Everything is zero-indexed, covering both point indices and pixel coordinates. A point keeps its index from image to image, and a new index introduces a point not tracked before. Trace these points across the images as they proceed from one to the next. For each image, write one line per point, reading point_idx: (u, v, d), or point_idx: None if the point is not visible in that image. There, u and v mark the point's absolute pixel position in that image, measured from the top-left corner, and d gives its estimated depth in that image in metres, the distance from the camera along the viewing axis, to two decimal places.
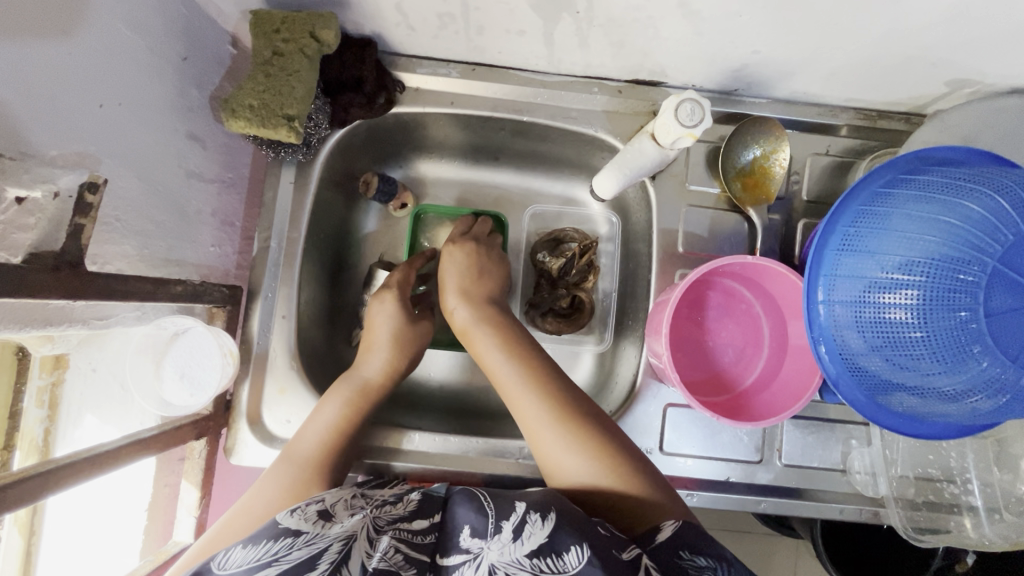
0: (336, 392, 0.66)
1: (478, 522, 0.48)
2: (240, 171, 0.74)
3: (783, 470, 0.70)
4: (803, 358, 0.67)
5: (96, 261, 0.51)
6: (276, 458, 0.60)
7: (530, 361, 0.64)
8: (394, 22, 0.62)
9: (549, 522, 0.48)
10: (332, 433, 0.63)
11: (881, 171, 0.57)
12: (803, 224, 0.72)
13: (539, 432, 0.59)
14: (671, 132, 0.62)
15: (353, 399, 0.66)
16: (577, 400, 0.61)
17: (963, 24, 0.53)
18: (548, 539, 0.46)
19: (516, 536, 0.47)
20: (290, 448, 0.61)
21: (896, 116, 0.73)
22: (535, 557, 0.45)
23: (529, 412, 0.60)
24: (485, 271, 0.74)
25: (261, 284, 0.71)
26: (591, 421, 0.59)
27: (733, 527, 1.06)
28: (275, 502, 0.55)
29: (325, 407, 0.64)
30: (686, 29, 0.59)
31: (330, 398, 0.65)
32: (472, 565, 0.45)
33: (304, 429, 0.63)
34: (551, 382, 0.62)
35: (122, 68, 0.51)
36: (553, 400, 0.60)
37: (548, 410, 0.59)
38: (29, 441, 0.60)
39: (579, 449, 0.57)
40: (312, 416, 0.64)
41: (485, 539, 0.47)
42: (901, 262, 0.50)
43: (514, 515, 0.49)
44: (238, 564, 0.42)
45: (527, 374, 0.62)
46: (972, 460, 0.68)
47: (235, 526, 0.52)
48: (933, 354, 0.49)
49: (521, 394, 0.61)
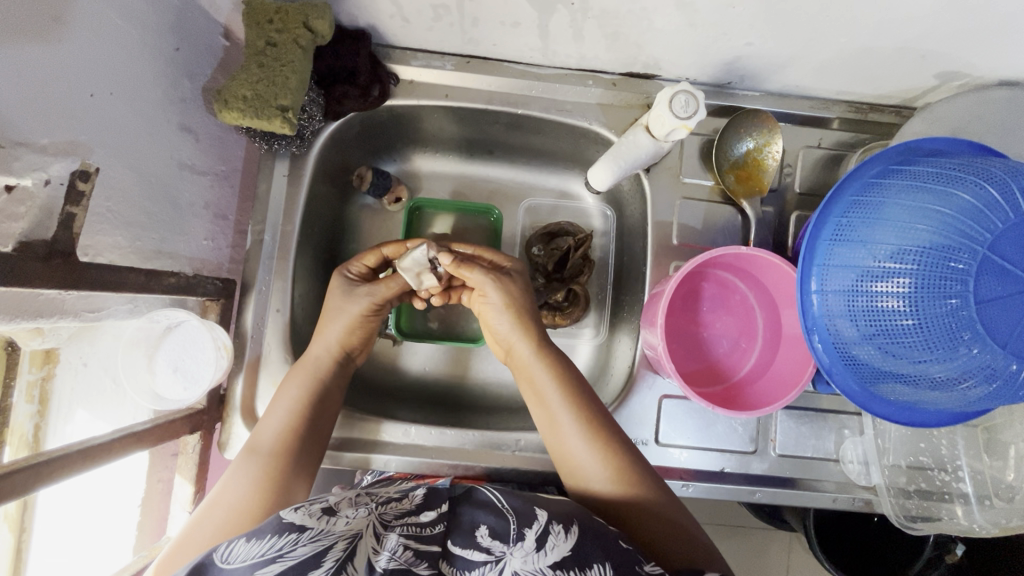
0: (292, 375, 0.65)
1: (499, 526, 0.49)
2: (232, 164, 0.73)
3: (777, 460, 0.71)
4: (795, 348, 0.68)
5: (87, 252, 0.51)
6: (240, 452, 0.59)
7: (569, 378, 0.63)
8: (388, 13, 0.62)
9: (572, 535, 0.48)
10: (292, 420, 0.62)
11: (872, 162, 0.58)
12: (796, 216, 0.73)
13: (572, 450, 0.60)
14: (665, 123, 0.62)
15: (308, 382, 0.64)
16: (609, 421, 0.62)
17: (951, 17, 0.54)
18: (571, 552, 0.47)
19: (539, 546, 0.47)
20: (252, 441, 0.60)
21: (887, 109, 0.74)
22: (558, 569, 0.45)
23: (566, 431, 0.61)
24: (529, 286, 0.69)
25: (255, 277, 0.70)
26: (620, 438, 0.60)
27: (727, 522, 1.07)
28: (242, 503, 0.54)
29: (283, 394, 0.63)
30: (680, 21, 0.59)
31: (289, 393, 0.63)
32: (495, 568, 0.45)
33: (266, 421, 0.62)
34: (587, 400, 0.62)
35: (113, 58, 0.51)
36: (591, 422, 0.60)
37: (585, 432, 0.60)
38: (19, 437, 0.58)
39: (609, 469, 0.58)
40: (271, 406, 0.63)
41: (507, 544, 0.47)
42: (892, 251, 0.50)
43: (537, 524, 0.49)
44: (243, 559, 0.42)
45: (566, 390, 0.62)
46: (963, 447, 0.69)
47: (211, 518, 0.53)
48: (924, 342, 0.49)
49: (560, 411, 0.61)
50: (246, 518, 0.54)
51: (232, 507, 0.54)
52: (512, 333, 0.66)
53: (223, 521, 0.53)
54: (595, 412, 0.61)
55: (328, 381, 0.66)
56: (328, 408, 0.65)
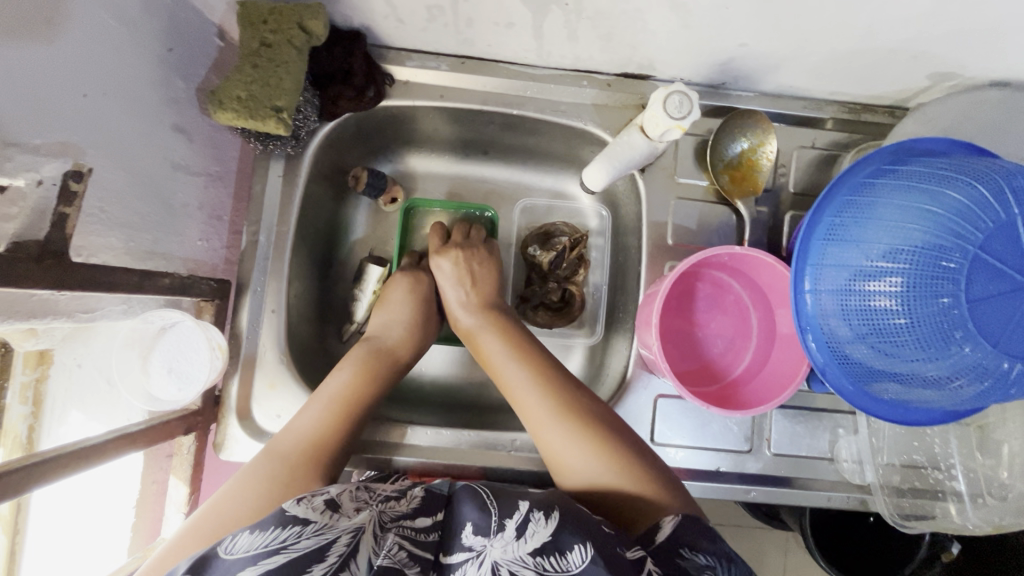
0: (345, 366, 0.67)
1: (482, 521, 0.48)
2: (226, 165, 0.73)
3: (772, 459, 0.71)
4: (791, 347, 0.68)
5: (80, 253, 0.51)
6: (262, 451, 0.57)
7: (528, 355, 0.65)
8: (382, 14, 0.62)
9: (553, 521, 0.48)
10: (325, 414, 0.61)
11: (865, 162, 0.58)
12: (790, 216, 0.73)
13: (536, 421, 0.61)
14: (659, 124, 0.62)
15: (365, 365, 0.67)
16: (569, 388, 0.62)
17: (942, 18, 0.54)
18: (552, 537, 0.47)
19: (520, 535, 0.47)
20: (275, 442, 0.58)
21: (880, 109, 0.74)
22: (538, 556, 0.46)
23: (527, 402, 0.62)
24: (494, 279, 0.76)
25: (249, 278, 0.70)
26: (582, 404, 0.61)
27: (723, 522, 1.07)
28: (255, 498, 0.51)
29: (342, 373, 0.66)
30: (673, 22, 0.59)
31: (346, 368, 0.66)
32: (475, 563, 0.46)
33: (297, 418, 0.60)
34: (545, 372, 0.64)
35: (104, 57, 0.50)
36: (549, 390, 0.62)
37: (543, 399, 0.61)
38: (13, 437, 0.60)
39: (584, 447, 0.58)
40: (312, 397, 0.63)
41: (488, 537, 0.47)
42: (884, 251, 0.50)
43: (517, 513, 0.49)
44: (246, 549, 0.42)
45: (524, 365, 0.64)
46: (956, 446, 0.70)
47: (232, 502, 0.51)
48: (917, 340, 0.49)
49: (519, 385, 0.63)
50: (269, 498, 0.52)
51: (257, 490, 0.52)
52: (462, 301, 0.74)
53: (248, 499, 0.51)
54: (553, 380, 0.63)
55: (380, 373, 0.68)
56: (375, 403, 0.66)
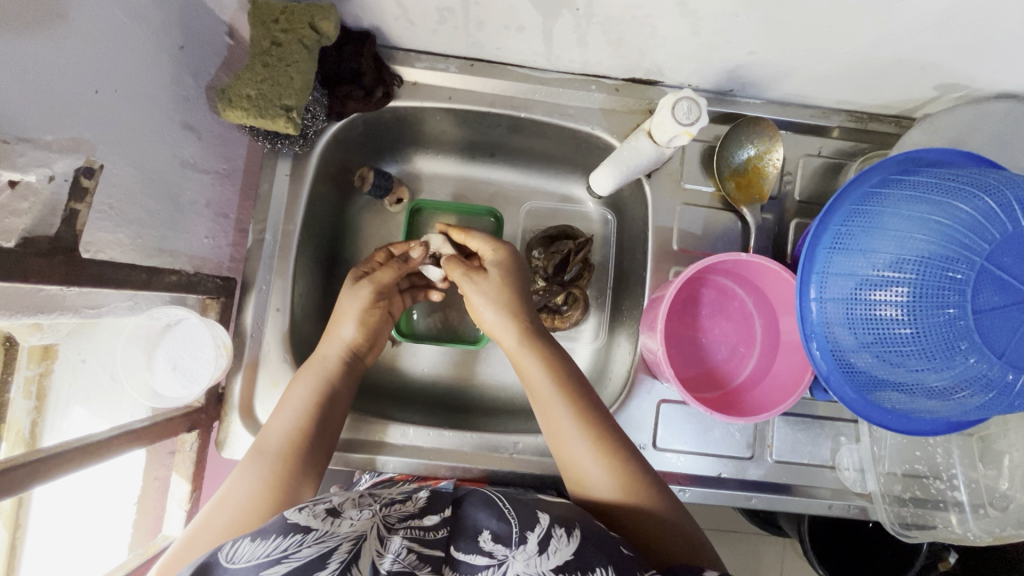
0: (303, 379, 0.64)
1: (502, 530, 0.49)
2: (234, 162, 0.73)
3: (773, 466, 0.71)
4: (794, 353, 0.68)
5: (89, 249, 0.51)
6: (247, 452, 0.59)
7: (548, 353, 0.64)
8: (393, 15, 0.62)
9: (575, 540, 0.48)
10: (299, 423, 0.61)
11: (872, 172, 0.59)
12: (796, 224, 0.73)
13: (555, 421, 0.61)
14: (667, 129, 0.62)
15: (317, 384, 0.64)
16: (585, 391, 0.62)
17: (950, 30, 0.54)
18: (575, 556, 0.46)
19: (542, 550, 0.47)
20: (259, 442, 0.60)
21: (887, 119, 0.75)
22: (561, 573, 0.45)
23: (547, 402, 0.61)
24: (519, 272, 0.69)
25: (255, 275, 0.70)
26: (598, 409, 0.62)
27: (723, 528, 1.08)
28: (239, 512, 0.53)
29: (292, 395, 0.63)
30: (683, 28, 0.59)
31: (297, 384, 0.64)
32: (497, 571, 0.45)
33: (273, 421, 0.61)
34: (562, 371, 0.63)
35: (115, 54, 0.50)
36: (567, 393, 0.61)
37: (565, 403, 0.60)
38: (15, 432, 0.62)
39: (622, 493, 0.57)
40: (279, 407, 0.62)
41: (510, 548, 0.48)
42: (891, 260, 0.50)
43: (539, 528, 0.49)
44: (248, 559, 0.42)
45: (545, 363, 0.63)
46: (958, 456, 0.70)
47: (218, 516, 0.53)
48: (923, 351, 0.49)
49: (540, 382, 0.62)
50: (256, 516, 0.53)
51: (238, 506, 0.54)
52: (500, 327, 0.65)
53: (237, 516, 0.53)
54: (570, 380, 0.62)
55: (338, 385, 0.66)
56: (336, 409, 0.65)
